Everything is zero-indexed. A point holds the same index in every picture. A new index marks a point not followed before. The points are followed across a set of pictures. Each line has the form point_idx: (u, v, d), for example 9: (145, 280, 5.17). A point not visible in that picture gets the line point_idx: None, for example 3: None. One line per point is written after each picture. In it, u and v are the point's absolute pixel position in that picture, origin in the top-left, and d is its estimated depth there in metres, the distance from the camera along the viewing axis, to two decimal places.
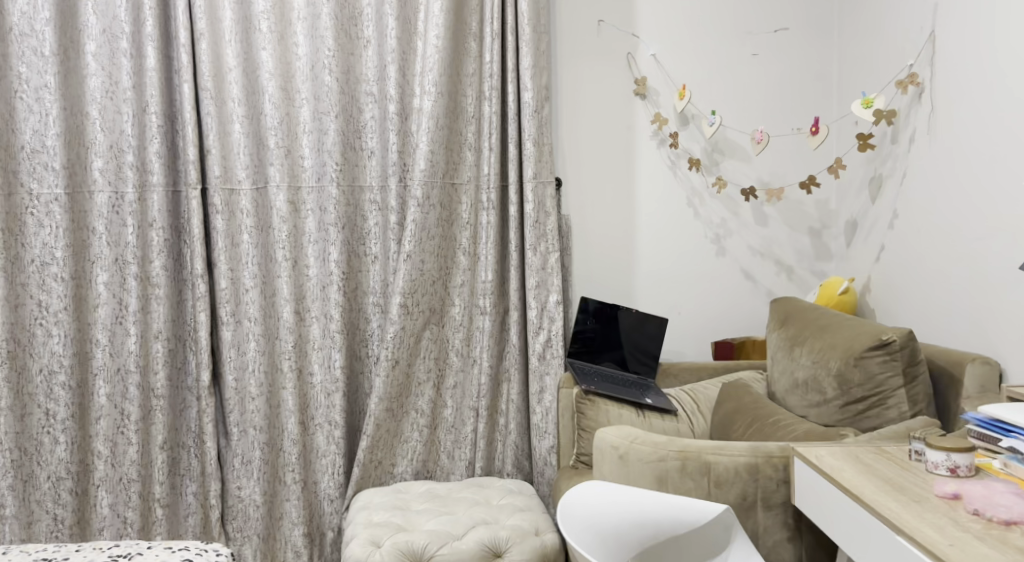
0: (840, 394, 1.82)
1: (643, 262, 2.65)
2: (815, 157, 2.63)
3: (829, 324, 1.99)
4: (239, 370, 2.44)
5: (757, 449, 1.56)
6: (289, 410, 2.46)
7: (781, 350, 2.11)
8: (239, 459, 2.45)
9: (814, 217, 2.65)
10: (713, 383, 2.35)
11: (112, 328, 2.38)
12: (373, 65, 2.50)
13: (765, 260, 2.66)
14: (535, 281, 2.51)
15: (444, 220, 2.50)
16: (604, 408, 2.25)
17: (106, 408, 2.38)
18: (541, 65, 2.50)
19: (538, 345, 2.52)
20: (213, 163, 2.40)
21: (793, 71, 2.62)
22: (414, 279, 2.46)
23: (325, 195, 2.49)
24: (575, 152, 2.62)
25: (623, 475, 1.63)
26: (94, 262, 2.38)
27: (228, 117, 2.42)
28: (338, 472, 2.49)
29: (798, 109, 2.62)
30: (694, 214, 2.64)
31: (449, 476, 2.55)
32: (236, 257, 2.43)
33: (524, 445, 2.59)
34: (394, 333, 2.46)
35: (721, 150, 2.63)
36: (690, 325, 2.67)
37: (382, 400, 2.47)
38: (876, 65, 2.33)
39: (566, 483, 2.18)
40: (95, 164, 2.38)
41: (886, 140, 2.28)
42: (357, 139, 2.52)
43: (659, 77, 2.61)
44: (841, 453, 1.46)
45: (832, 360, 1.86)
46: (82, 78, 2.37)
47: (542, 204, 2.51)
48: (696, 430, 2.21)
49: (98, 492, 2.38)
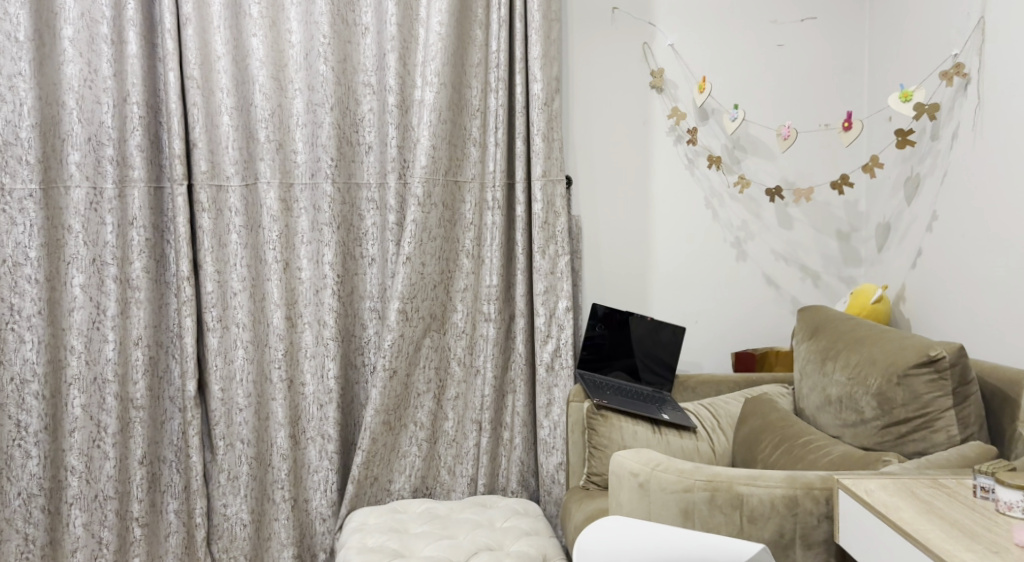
0: (880, 415, 1.67)
1: (660, 268, 2.49)
2: (845, 155, 2.47)
3: (865, 337, 1.83)
4: (225, 380, 2.27)
5: (795, 479, 1.41)
6: (279, 423, 2.30)
7: (811, 364, 1.96)
8: (224, 475, 2.28)
9: (843, 219, 2.48)
10: (735, 398, 2.17)
11: (89, 333, 2.22)
12: (372, 54, 2.34)
13: (789, 265, 2.49)
14: (543, 287, 2.34)
15: (446, 221, 2.34)
16: (617, 424, 2.06)
17: (81, 420, 2.21)
18: (551, 55, 2.34)
19: (546, 355, 2.36)
20: (200, 157, 2.23)
21: (821, 63, 2.45)
22: (413, 283, 2.29)
23: (319, 192, 2.33)
24: (587, 149, 2.45)
25: (641, 505, 1.47)
26: (70, 264, 2.22)
27: (217, 109, 2.25)
28: (331, 489, 2.34)
29: (826, 104, 2.46)
30: (713, 216, 2.48)
31: (450, 494, 2.39)
32: (223, 258, 2.27)
33: (530, 461, 2.44)
34: (392, 341, 2.29)
35: (743, 148, 2.46)
36: (708, 335, 2.51)
37: (379, 412, 2.30)
38: (917, 55, 2.16)
39: (575, 506, 2.00)
40: (71, 158, 2.21)
41: (926, 137, 2.11)
42: (354, 132, 2.35)
43: (677, 69, 2.44)
44: (893, 487, 1.29)
45: (872, 378, 1.70)
46: (58, 65, 2.20)
47: (552, 204, 2.35)
48: (717, 449, 2.04)
49: (72, 511, 2.22)
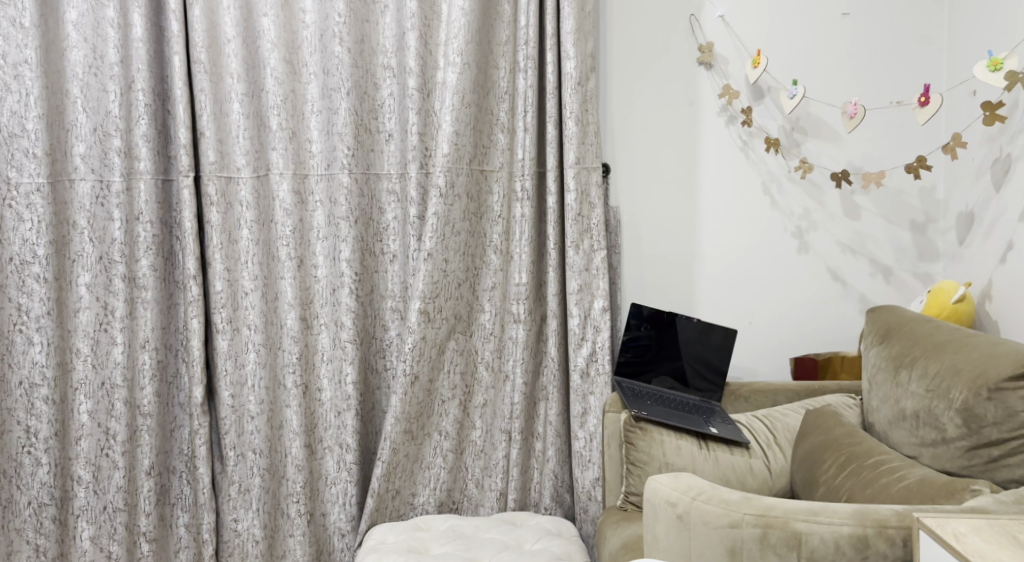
0: (965, 434, 1.45)
1: (709, 263, 2.26)
2: (921, 136, 2.19)
3: (949, 344, 1.59)
4: (236, 387, 2.12)
5: (866, 516, 1.19)
6: (293, 432, 2.15)
7: (884, 372, 1.72)
8: (236, 487, 2.13)
9: (918, 208, 2.21)
10: (794, 409, 1.92)
11: (96, 336, 2.08)
12: (392, 34, 2.16)
13: (857, 258, 2.23)
14: (577, 285, 2.13)
15: (471, 214, 2.15)
16: (659, 438, 1.83)
17: (88, 427, 2.08)
18: (586, 29, 2.11)
19: (581, 360, 2.15)
20: (208, 147, 2.07)
21: (894, 32, 2.18)
22: (435, 281, 2.11)
23: (335, 184, 2.16)
24: (627, 133, 2.24)
25: (681, 540, 1.26)
26: (75, 262, 2.08)
27: (227, 95, 2.09)
28: (350, 503, 2.17)
29: (898, 79, 2.19)
30: (770, 204, 2.23)
31: (478, 509, 2.20)
32: (234, 255, 2.11)
33: (564, 475, 2.22)
34: (413, 344, 2.11)
35: (803, 130, 2.21)
36: (764, 337, 2.27)
37: (400, 420, 2.11)
38: (1010, 19, 1.89)
39: (612, 530, 1.78)
40: (77, 149, 2.06)
41: (1017, 112, 1.85)
42: (373, 119, 2.18)
43: (729, 42, 2.20)
44: (989, 530, 1.05)
45: (958, 391, 1.47)
46: (62, 50, 2.05)
47: (586, 193, 2.13)
48: (772, 467, 1.80)
49: (80, 523, 2.09)
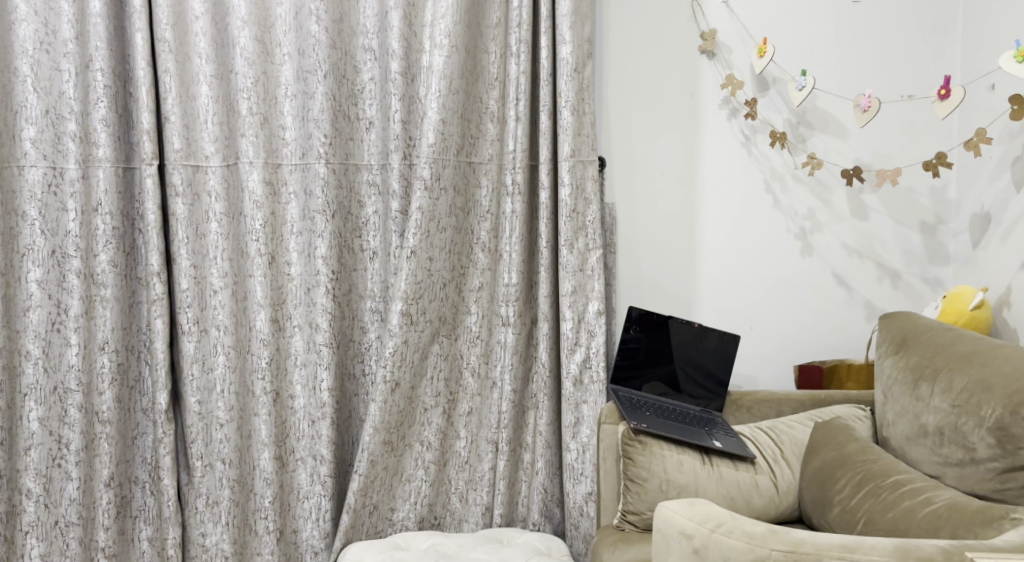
0: (998, 455, 1.34)
1: (708, 264, 2.13)
2: (932, 133, 2.09)
3: (975, 356, 1.48)
4: (203, 392, 1.96)
5: (906, 552, 1.10)
6: (263, 443, 1.99)
7: (902, 385, 1.60)
8: (203, 500, 1.97)
9: (928, 209, 2.11)
10: (800, 421, 1.80)
11: (48, 337, 1.91)
12: (373, 13, 2.00)
13: (863, 261, 2.12)
14: (570, 286, 1.99)
15: (458, 208, 2.00)
16: (660, 453, 1.69)
17: (39, 435, 1.90)
18: (583, 12, 1.97)
19: (574, 366, 2.01)
20: (173, 133, 1.90)
21: (906, 22, 2.07)
22: (419, 280, 1.96)
23: (310, 174, 2.00)
24: (624, 124, 2.10)
25: None
26: (24, 255, 1.89)
27: (194, 77, 1.92)
28: (324, 518, 2.03)
29: (909, 72, 2.08)
30: (774, 203, 2.12)
31: (461, 525, 2.06)
32: (201, 250, 1.95)
33: (554, 488, 2.09)
34: (394, 349, 1.96)
35: (810, 124, 2.09)
36: (764, 343, 2.15)
37: (379, 431, 1.97)
38: None
39: (609, 551, 1.64)
40: (26, 133, 1.88)
41: None
42: (352, 106, 2.02)
43: (732, 31, 2.08)
44: None
45: (989, 408, 1.36)
46: (9, 24, 1.86)
47: (582, 188, 2.00)
48: (780, 484, 1.69)
49: (28, 541, 1.91)
